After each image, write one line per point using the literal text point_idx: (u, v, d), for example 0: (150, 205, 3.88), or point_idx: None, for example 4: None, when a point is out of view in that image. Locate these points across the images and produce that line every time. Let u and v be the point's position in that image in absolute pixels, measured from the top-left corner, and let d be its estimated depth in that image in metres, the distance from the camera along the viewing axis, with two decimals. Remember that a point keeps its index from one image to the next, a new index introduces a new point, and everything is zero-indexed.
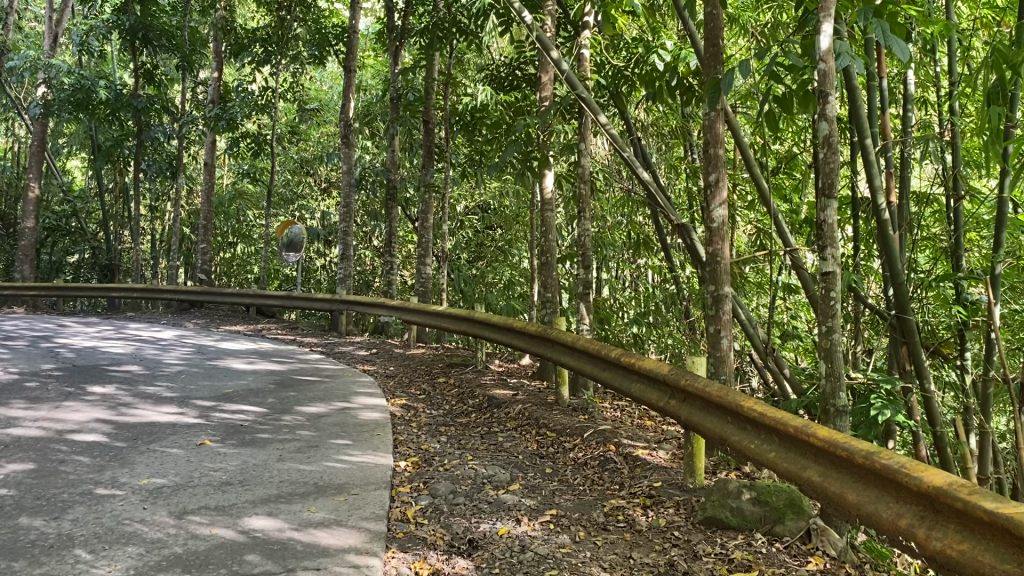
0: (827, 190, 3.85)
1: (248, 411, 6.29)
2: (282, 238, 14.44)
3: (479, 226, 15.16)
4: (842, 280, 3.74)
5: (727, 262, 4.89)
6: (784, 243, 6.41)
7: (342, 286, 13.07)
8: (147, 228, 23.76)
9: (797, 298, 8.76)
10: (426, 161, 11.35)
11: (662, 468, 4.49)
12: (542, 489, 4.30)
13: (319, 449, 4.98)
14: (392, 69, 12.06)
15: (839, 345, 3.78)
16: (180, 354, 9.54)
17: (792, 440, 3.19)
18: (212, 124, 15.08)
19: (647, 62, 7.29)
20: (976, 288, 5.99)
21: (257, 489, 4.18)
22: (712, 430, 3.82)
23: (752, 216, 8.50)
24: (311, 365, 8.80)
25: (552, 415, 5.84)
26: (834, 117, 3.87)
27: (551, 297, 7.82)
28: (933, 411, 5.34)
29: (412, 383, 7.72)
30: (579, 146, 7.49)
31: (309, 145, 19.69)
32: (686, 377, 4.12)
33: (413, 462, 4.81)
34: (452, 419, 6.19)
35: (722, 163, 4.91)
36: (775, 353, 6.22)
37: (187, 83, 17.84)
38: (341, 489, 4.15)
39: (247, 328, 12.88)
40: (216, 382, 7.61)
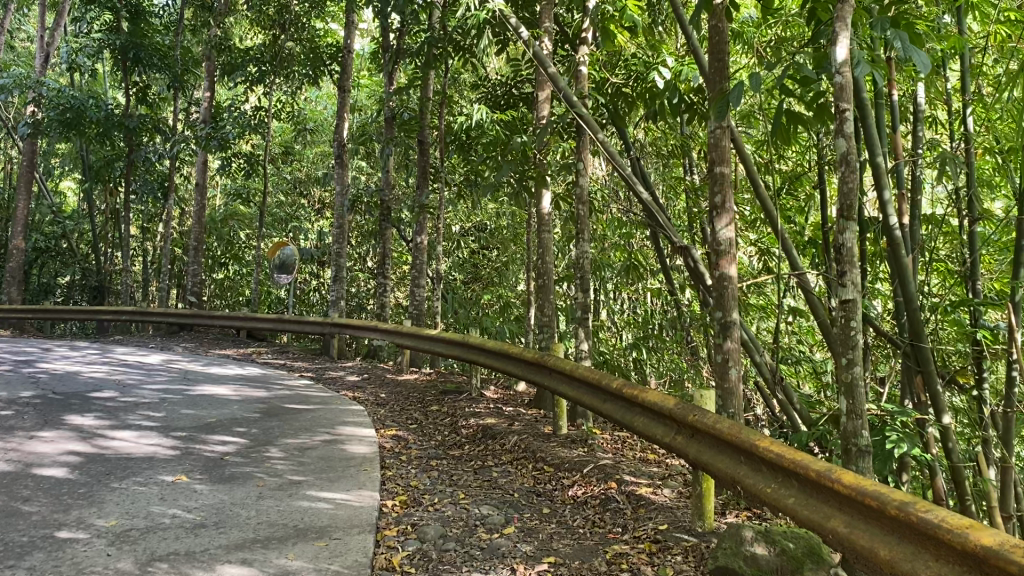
0: (846, 211, 3.60)
1: (231, 443, 5.99)
2: (274, 260, 14.16)
3: (476, 247, 14.88)
4: (862, 309, 3.50)
5: (735, 287, 4.61)
6: (790, 265, 6.14)
7: (335, 309, 12.79)
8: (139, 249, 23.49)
9: (801, 323, 8.50)
10: (420, 182, 11.11)
11: (668, 509, 4.19)
12: (540, 532, 4.00)
13: (301, 487, 4.69)
14: (387, 88, 11.83)
15: (860, 380, 3.54)
16: (164, 381, 9.24)
17: (814, 486, 2.90)
18: (204, 143, 14.84)
19: (647, 79, 7.06)
20: (992, 314, 5.73)
21: (233, 532, 3.88)
22: (723, 470, 3.54)
23: (754, 237, 8.25)
24: (300, 392, 8.50)
25: (549, 448, 5.54)
26: (853, 133, 3.64)
27: (548, 322, 7.54)
28: (951, 444, 5.05)
29: (404, 412, 7.42)
30: (578, 166, 7.24)
31: (302, 165, 19.44)
32: (694, 411, 3.85)
33: (401, 501, 4.51)
34: (444, 451, 5.89)
35: (728, 183, 4.65)
36: (783, 382, 5.94)
37: (179, 102, 17.65)
38: (322, 533, 3.85)
39: (236, 352, 12.59)
40: (199, 411, 7.31)
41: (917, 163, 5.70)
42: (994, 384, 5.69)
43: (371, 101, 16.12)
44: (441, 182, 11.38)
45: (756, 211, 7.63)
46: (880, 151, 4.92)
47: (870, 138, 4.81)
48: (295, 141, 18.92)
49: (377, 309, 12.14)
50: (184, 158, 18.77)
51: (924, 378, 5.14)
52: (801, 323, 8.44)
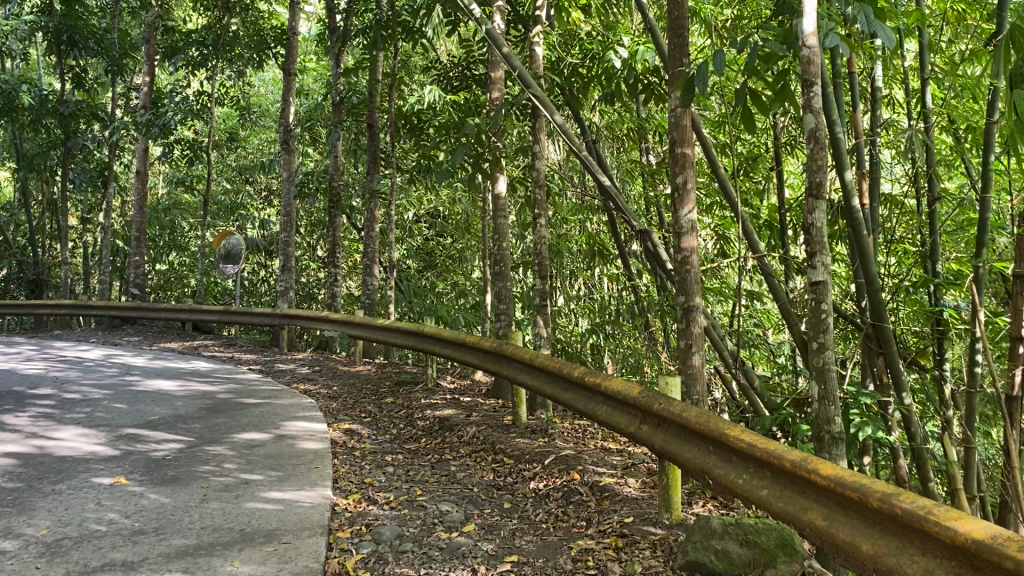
0: (815, 189, 3.49)
1: (174, 441, 5.70)
2: (220, 249, 13.75)
3: (429, 234, 14.62)
4: (832, 291, 3.44)
5: (698, 271, 4.48)
6: (750, 248, 6.03)
7: (284, 299, 12.45)
8: (78, 240, 22.73)
9: (758, 306, 8.45)
10: (371, 167, 10.86)
11: (634, 501, 4.04)
12: (501, 529, 3.83)
13: (248, 487, 4.44)
14: (335, 70, 11.49)
15: (832, 365, 3.46)
16: (105, 377, 8.85)
17: (790, 476, 2.77)
18: (144, 130, 14.33)
19: (603, 57, 6.89)
20: (952, 293, 5.69)
21: (174, 539, 3.63)
22: (691, 460, 3.41)
23: (712, 220, 8.15)
24: (249, 386, 8.20)
25: (508, 439, 5.37)
26: (821, 109, 3.52)
27: (505, 309, 7.36)
28: (914, 426, 4.98)
29: (357, 405, 7.18)
30: (534, 149, 7.03)
31: (248, 152, 18.92)
32: (659, 400, 3.70)
33: (355, 499, 4.30)
34: (400, 445, 5.68)
35: (690, 164, 4.49)
36: (745, 367, 5.84)
37: (118, 88, 17.02)
38: (271, 537, 3.62)
39: (182, 345, 12.19)
40: (142, 407, 6.99)
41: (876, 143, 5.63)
42: (956, 365, 5.66)
43: (318, 85, 15.71)
44: (392, 167, 11.13)
45: (712, 195, 7.53)
46: (842, 131, 4.82)
47: (832, 118, 4.71)
48: (240, 126, 18.42)
49: (327, 299, 11.83)
50: (124, 146, 18.14)
51: (887, 360, 5.07)
52: (758, 306, 8.38)
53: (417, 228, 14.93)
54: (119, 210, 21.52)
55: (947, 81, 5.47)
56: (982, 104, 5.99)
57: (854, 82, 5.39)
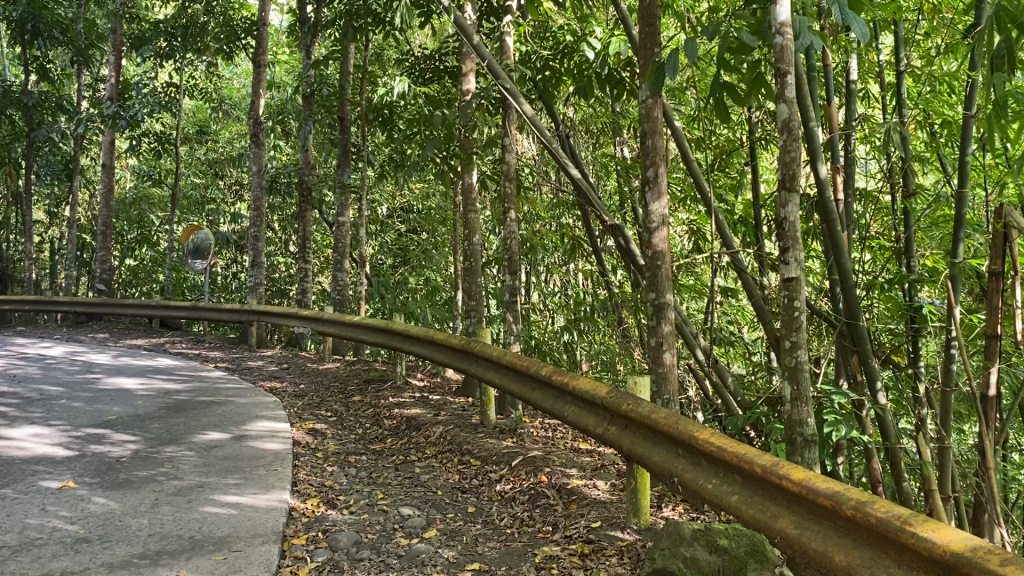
0: (788, 182, 3.36)
1: (130, 442, 5.50)
2: (188, 244, 13.48)
3: (403, 229, 14.43)
4: (805, 288, 3.32)
5: (668, 267, 4.35)
6: (724, 244, 5.92)
7: (253, 295, 12.23)
8: (43, 234, 22.26)
9: (732, 303, 8.36)
10: (341, 160, 10.66)
11: (601, 504, 3.91)
12: (463, 535, 3.69)
13: (203, 491, 4.27)
14: (305, 61, 11.25)
15: (805, 365, 3.35)
16: (65, 374, 8.59)
17: (761, 482, 2.66)
18: (110, 122, 14.01)
19: (575, 49, 6.74)
20: (927, 291, 5.61)
21: (119, 546, 3.46)
22: (660, 464, 3.28)
23: (686, 216, 8.05)
24: (213, 384, 7.99)
25: (476, 439, 5.22)
26: (795, 99, 3.40)
27: (475, 306, 7.21)
28: (888, 426, 4.89)
29: (323, 404, 7.01)
30: (505, 141, 6.87)
31: (219, 145, 18.61)
32: (628, 400, 3.57)
33: (314, 503, 4.13)
34: (365, 446, 5.52)
35: (661, 156, 4.36)
36: (719, 365, 5.73)
37: (84, 79, 16.66)
38: (221, 545, 3.45)
39: (147, 341, 11.93)
40: (100, 406, 6.76)
41: (852, 138, 5.53)
42: (930, 363, 5.58)
43: (289, 78, 15.44)
44: (363, 161, 10.93)
45: (686, 190, 7.42)
46: (817, 125, 4.71)
47: (806, 112, 4.59)
48: (211, 119, 18.11)
49: (298, 295, 11.62)
50: (90, 138, 17.75)
51: (861, 358, 4.98)
52: (733, 303, 8.29)
53: (390, 224, 14.73)
54: (86, 204, 21.11)
55: (924, 75, 5.37)
56: (957, 99, 5.92)
57: (830, 76, 5.30)
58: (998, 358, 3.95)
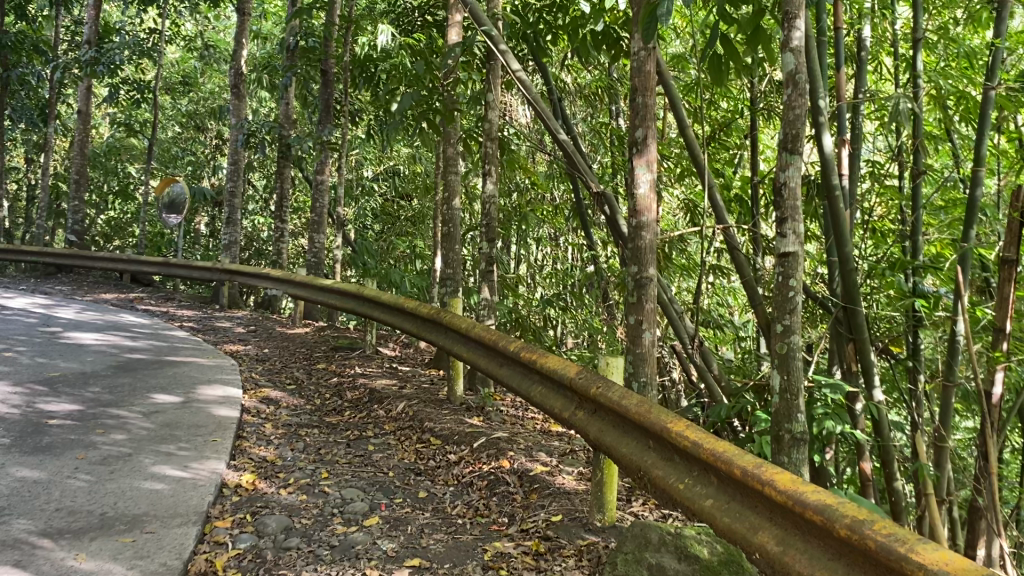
0: (791, 144, 3.01)
1: (68, 402, 5.08)
2: (163, 197, 13.03)
3: (388, 194, 14.03)
4: (803, 266, 3.00)
5: (653, 238, 3.94)
6: (717, 219, 5.47)
7: (228, 253, 11.82)
8: (19, 181, 21.65)
9: (723, 284, 7.98)
10: (323, 117, 10.20)
11: (565, 495, 3.54)
12: (408, 524, 3.31)
13: (130, 460, 3.86)
14: (291, 11, 10.77)
15: (799, 353, 3.01)
16: (20, 326, 8.17)
17: (740, 487, 2.29)
18: (88, 68, 13.47)
19: (569, 4, 6.26)
20: (931, 278, 5.24)
21: (18, 522, 3.05)
22: (628, 457, 2.90)
23: (678, 191, 7.66)
24: (174, 343, 7.58)
25: (438, 416, 4.84)
26: (803, 50, 3.04)
27: (451, 273, 6.78)
28: (882, 420, 4.51)
29: (286, 370, 6.63)
30: (487, 99, 6.39)
31: (202, 99, 18.08)
32: (598, 383, 3.19)
33: (250, 479, 3.75)
34: (320, 418, 5.13)
35: (652, 115, 3.93)
36: (704, 347, 5.34)
37: (63, 21, 16.09)
38: (133, 525, 3.06)
39: (116, 296, 11.49)
40: (47, 361, 6.35)
41: (859, 111, 5.10)
42: (929, 356, 5.23)
43: (277, 31, 14.93)
44: (346, 119, 10.48)
45: (682, 164, 7.00)
46: (823, 95, 4.27)
47: (813, 80, 4.12)
48: (196, 71, 17.55)
49: (273, 255, 11.20)
50: (69, 84, 17.15)
51: (856, 347, 4.59)
52: (724, 285, 7.91)
53: (375, 188, 14.29)
54: (63, 153, 20.51)
55: (943, 44, 4.94)
56: (974, 74, 5.52)
57: (838, 41, 4.69)
58: (1008, 350, 3.52)
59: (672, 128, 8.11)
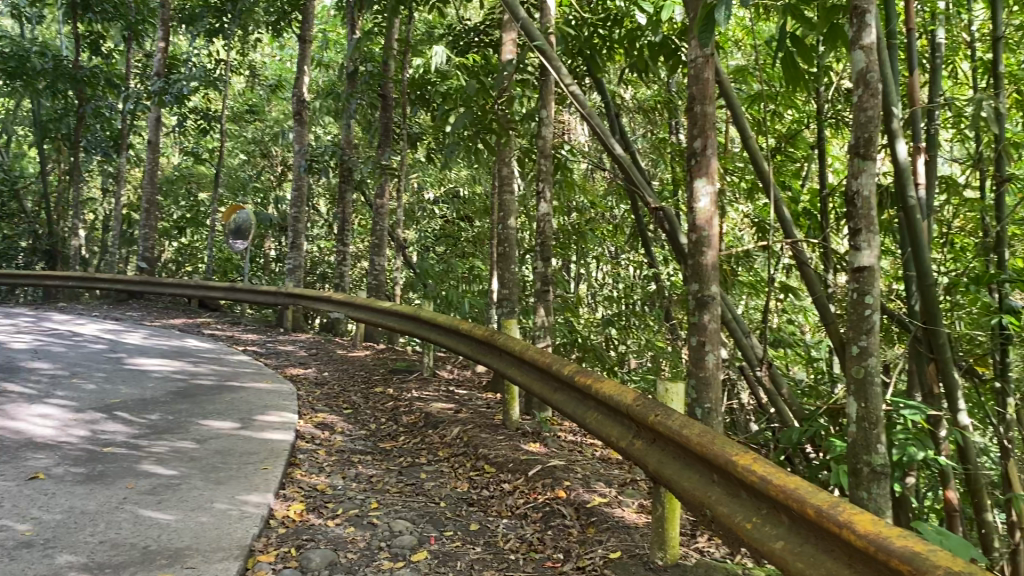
0: (863, 150, 2.79)
1: (127, 428, 5.08)
2: (229, 223, 13.25)
3: (448, 216, 14.00)
4: (879, 282, 2.77)
5: (714, 254, 3.72)
6: (785, 234, 5.20)
7: (292, 277, 11.91)
8: (94, 211, 22.36)
9: (791, 302, 7.68)
10: (382, 140, 10.19)
11: (624, 530, 3.34)
12: (458, 560, 3.15)
13: (180, 489, 3.79)
14: (350, 36, 10.85)
15: (877, 377, 2.77)
16: (90, 352, 8.30)
17: (814, 529, 2.06)
18: (157, 98, 13.81)
19: (626, 16, 6.08)
20: (1020, 294, 4.87)
21: (61, 555, 2.98)
22: (690, 492, 2.69)
23: (744, 206, 7.38)
24: (235, 368, 7.59)
25: (493, 442, 4.68)
26: (874, 49, 2.84)
27: (508, 294, 6.62)
28: (969, 446, 4.18)
29: (344, 394, 6.55)
30: (541, 114, 6.24)
31: (267, 125, 18.43)
32: (657, 411, 2.98)
33: (298, 510, 3.65)
34: (374, 444, 5.02)
35: (712, 125, 3.73)
36: (774, 369, 5.05)
37: (134, 54, 16.60)
38: (174, 560, 2.96)
39: (183, 322, 11.66)
40: (111, 388, 6.39)
41: (935, 117, 4.79)
42: None
43: (338, 57, 15.12)
44: (405, 142, 10.47)
45: (746, 177, 6.74)
46: (896, 100, 3.99)
47: (885, 83, 3.85)
48: (262, 100, 17.91)
49: (335, 279, 11.24)
50: (140, 115, 17.66)
51: (938, 367, 4.27)
52: (793, 302, 7.60)
53: (436, 210, 14.30)
54: (135, 182, 21.12)
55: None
56: None
57: (913, 43, 4.39)
58: None
59: (735, 141, 7.85)
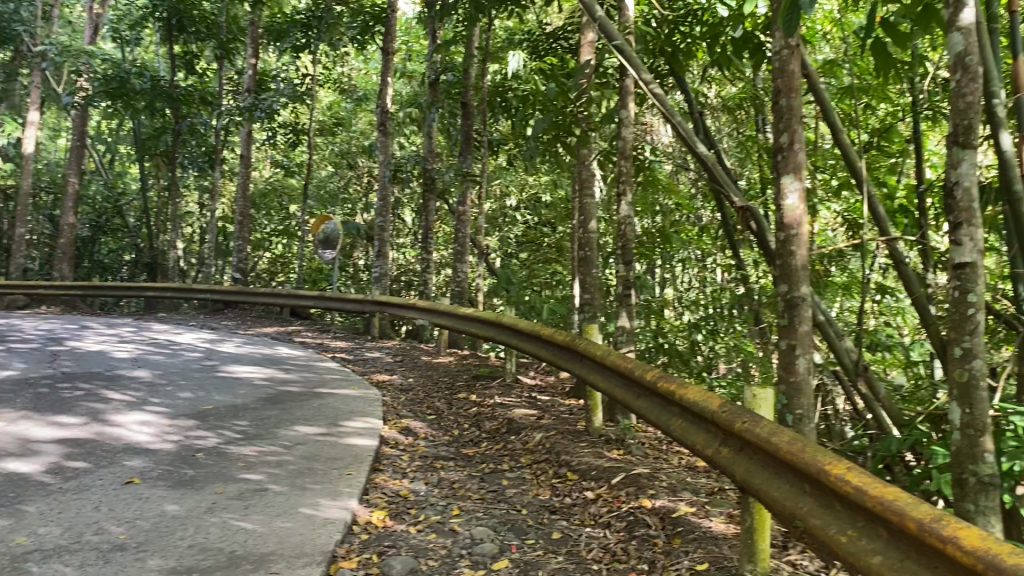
0: (963, 138, 2.62)
1: (219, 434, 5.21)
2: (317, 234, 13.57)
3: (531, 222, 14.00)
4: (983, 279, 2.60)
5: (804, 253, 3.57)
6: (880, 231, 4.96)
7: (378, 285, 12.09)
8: (193, 224, 23.26)
9: (888, 302, 7.35)
10: (463, 148, 10.24)
11: (712, 541, 3.22)
12: (539, 570, 3.09)
13: (267, 494, 3.85)
14: (431, 46, 10.98)
15: (983, 381, 2.59)
16: (186, 360, 8.59)
17: (917, 544, 1.92)
18: (248, 114, 14.25)
19: (707, 12, 5.93)
20: None
21: (152, 559, 3.06)
22: (780, 502, 2.57)
23: (835, 204, 7.10)
24: (323, 375, 7.73)
25: (576, 449, 4.60)
26: (974, 30, 2.66)
27: (590, 299, 6.54)
28: None
29: (427, 400, 6.58)
30: (620, 115, 6.14)
31: (353, 137, 18.83)
32: (744, 417, 2.86)
33: (381, 517, 3.66)
34: (457, 450, 5.02)
35: (800, 118, 3.57)
36: (870, 372, 4.82)
37: (227, 72, 17.20)
38: (259, 565, 3.00)
39: (275, 330, 11.97)
40: (205, 395, 6.58)
41: None
42: None
43: (419, 67, 15.32)
44: (486, 148, 10.51)
45: (837, 174, 6.48)
46: (998, 87, 3.76)
47: (986, 68, 3.63)
48: (347, 113, 18.30)
49: (420, 286, 11.34)
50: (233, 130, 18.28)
51: None
52: (890, 303, 7.27)
53: (518, 217, 14.31)
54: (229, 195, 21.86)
55: None
56: None
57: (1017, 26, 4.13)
58: None
59: (825, 137, 7.58)
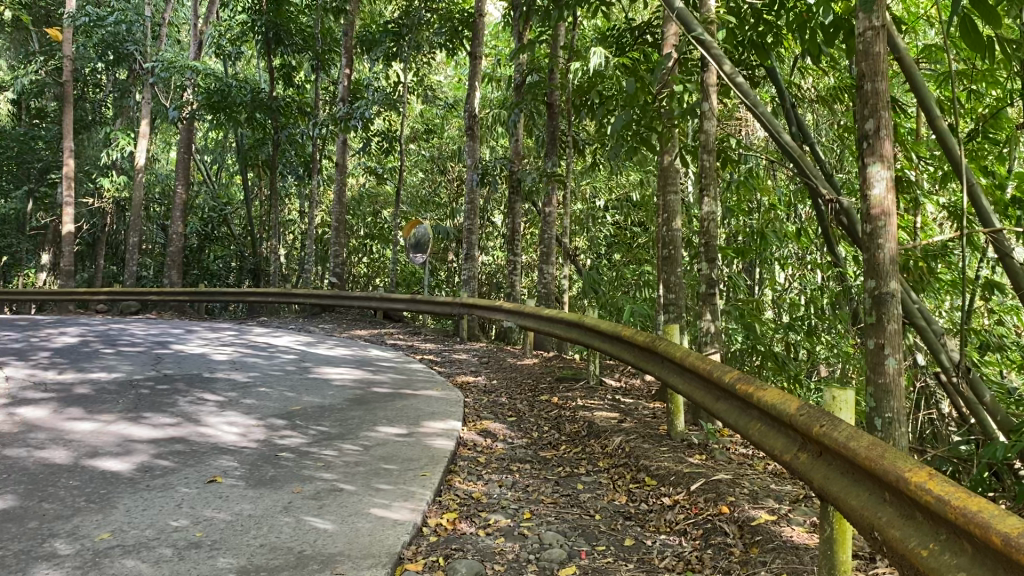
0: None
1: (302, 434, 5.30)
2: (409, 238, 13.76)
3: (620, 222, 13.81)
4: None
5: (893, 247, 3.34)
6: (984, 222, 4.63)
7: (467, 288, 12.15)
8: (294, 230, 23.98)
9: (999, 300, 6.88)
10: (549, 148, 10.18)
11: (791, 550, 3.05)
12: None
13: (341, 494, 3.88)
14: (517, 49, 10.97)
15: None
16: (281, 363, 8.83)
17: (1002, 561, 1.75)
18: (342, 122, 14.57)
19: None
20: None
21: (224, 557, 3.10)
22: (859, 512, 2.40)
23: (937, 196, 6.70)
24: (409, 376, 7.79)
25: (655, 453, 4.47)
26: None
27: (675, 298, 6.36)
28: None
29: (510, 402, 6.54)
30: (703, 109, 5.94)
31: (444, 142, 19.01)
32: (822, 421, 2.69)
33: (451, 519, 3.63)
34: (535, 452, 4.95)
35: (886, 103, 3.35)
36: (973, 374, 4.50)
37: (323, 82, 17.65)
38: (325, 565, 3.00)
39: (368, 333, 12.18)
40: (295, 396, 6.72)
41: None
42: None
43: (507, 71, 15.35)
44: (572, 149, 10.42)
45: (938, 164, 6.12)
46: None
47: None
48: (438, 119, 18.50)
49: (508, 288, 11.33)
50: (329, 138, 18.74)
51: None
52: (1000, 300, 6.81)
53: (608, 217, 14.13)
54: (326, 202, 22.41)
55: None
56: None
57: None
58: None
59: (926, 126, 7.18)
